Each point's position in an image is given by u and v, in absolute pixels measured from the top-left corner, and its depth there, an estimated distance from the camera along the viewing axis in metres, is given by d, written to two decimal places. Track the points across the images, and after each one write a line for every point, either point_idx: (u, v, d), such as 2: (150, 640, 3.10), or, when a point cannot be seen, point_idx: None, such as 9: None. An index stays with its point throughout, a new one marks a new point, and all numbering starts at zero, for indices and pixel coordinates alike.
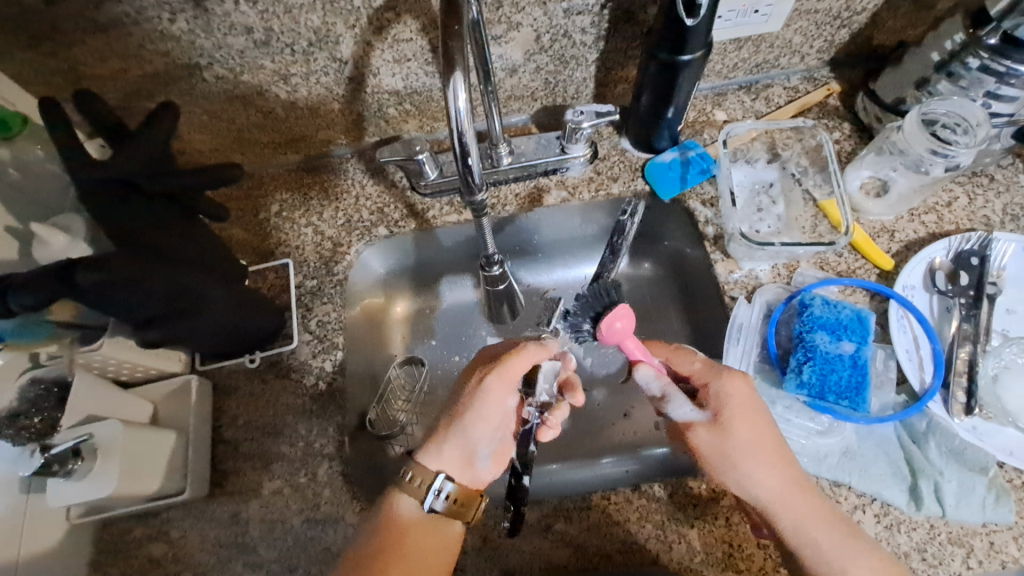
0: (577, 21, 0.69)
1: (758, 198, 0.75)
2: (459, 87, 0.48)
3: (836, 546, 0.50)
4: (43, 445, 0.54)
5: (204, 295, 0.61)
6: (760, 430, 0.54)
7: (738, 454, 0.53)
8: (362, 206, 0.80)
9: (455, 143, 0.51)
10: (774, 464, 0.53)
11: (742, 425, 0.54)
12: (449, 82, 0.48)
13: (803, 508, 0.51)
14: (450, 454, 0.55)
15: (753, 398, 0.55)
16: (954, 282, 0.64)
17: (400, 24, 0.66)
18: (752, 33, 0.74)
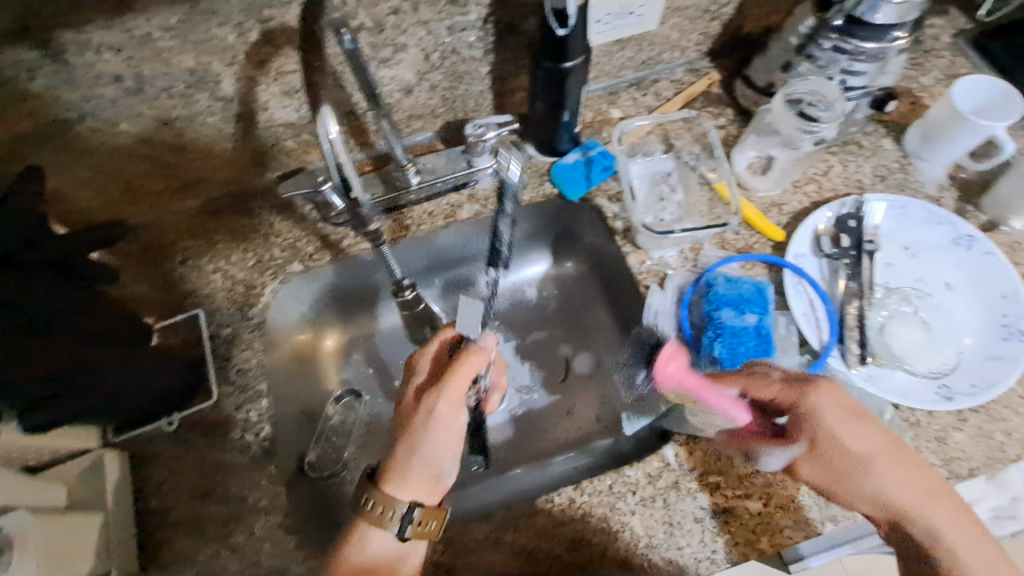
0: (462, 38, 0.69)
1: (659, 188, 0.79)
2: (328, 122, 0.46)
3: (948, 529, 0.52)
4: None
5: (101, 367, 0.58)
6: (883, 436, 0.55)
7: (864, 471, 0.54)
8: (273, 244, 0.78)
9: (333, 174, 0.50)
10: (861, 463, 0.54)
11: (858, 438, 0.55)
12: (317, 116, 0.46)
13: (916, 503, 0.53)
14: (421, 479, 0.55)
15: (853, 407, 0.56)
16: (838, 245, 0.70)
17: (281, 56, 0.64)
18: (631, 33, 0.78)
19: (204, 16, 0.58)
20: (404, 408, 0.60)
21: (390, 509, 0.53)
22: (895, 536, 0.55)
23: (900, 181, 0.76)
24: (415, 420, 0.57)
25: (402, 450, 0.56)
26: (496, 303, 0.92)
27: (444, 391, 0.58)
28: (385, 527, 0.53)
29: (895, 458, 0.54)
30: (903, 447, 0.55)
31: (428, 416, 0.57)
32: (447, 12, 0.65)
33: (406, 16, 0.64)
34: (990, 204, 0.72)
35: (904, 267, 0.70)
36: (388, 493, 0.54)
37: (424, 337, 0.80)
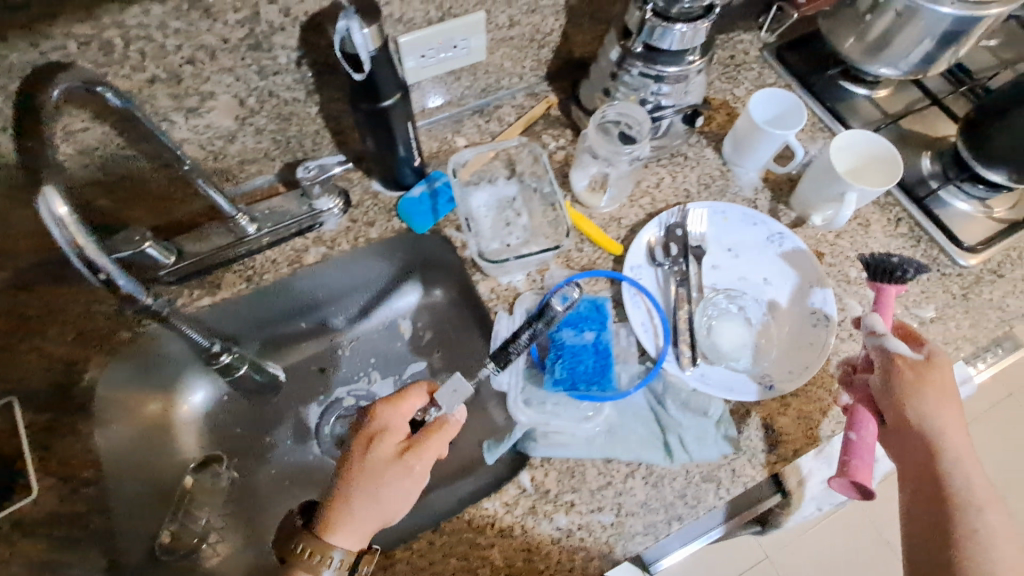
0: (278, 81, 0.67)
1: (505, 213, 0.80)
2: (51, 200, 0.49)
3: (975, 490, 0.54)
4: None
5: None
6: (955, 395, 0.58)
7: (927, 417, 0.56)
8: (93, 314, 0.71)
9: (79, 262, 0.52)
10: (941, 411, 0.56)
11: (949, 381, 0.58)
12: (42, 197, 0.49)
13: (953, 467, 0.56)
14: (370, 529, 0.58)
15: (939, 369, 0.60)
16: (669, 254, 0.75)
17: (65, 116, 0.59)
18: (460, 64, 0.79)
19: None
20: (377, 453, 0.59)
21: (325, 553, 0.56)
22: (922, 475, 0.56)
23: (722, 187, 0.82)
24: (389, 472, 0.58)
25: (367, 501, 0.57)
26: (368, 340, 0.93)
27: (416, 455, 0.59)
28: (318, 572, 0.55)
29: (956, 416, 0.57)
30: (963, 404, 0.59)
31: (405, 476, 0.58)
32: (253, 58, 0.63)
33: (205, 65, 0.61)
34: (796, 202, 0.79)
35: (729, 268, 0.76)
36: (333, 540, 0.56)
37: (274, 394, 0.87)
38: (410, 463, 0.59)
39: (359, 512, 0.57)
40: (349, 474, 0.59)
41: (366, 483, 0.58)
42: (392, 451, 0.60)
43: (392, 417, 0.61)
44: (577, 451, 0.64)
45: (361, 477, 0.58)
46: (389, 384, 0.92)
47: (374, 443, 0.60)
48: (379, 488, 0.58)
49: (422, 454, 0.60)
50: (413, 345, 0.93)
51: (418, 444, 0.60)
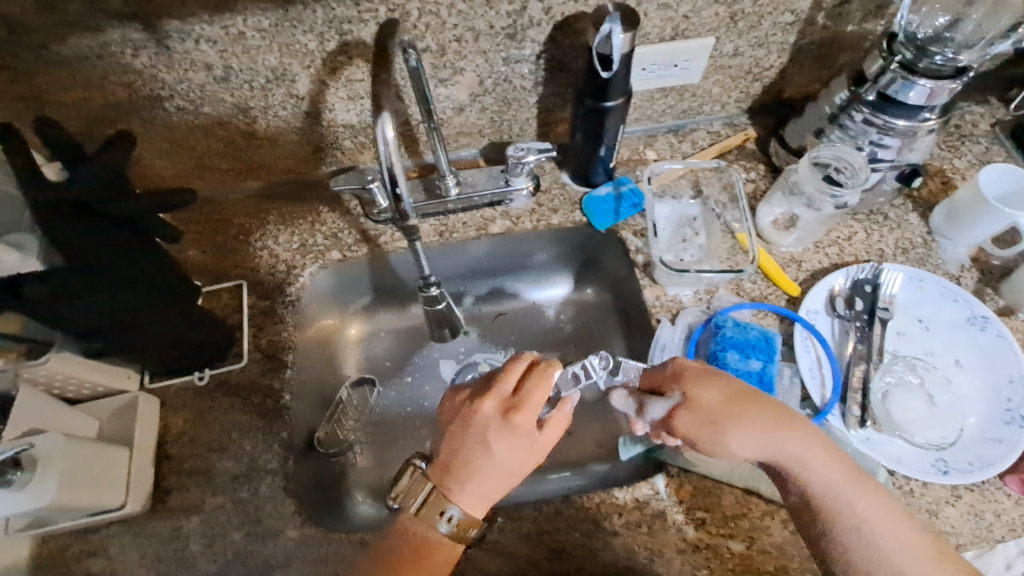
0: (516, 69, 0.75)
1: (683, 230, 0.82)
2: (387, 126, 0.55)
3: (840, 477, 0.55)
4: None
5: (142, 316, 0.66)
6: (726, 393, 0.57)
7: (723, 418, 0.56)
8: (317, 231, 0.85)
9: (384, 170, 0.59)
10: (752, 428, 0.56)
11: (716, 398, 0.57)
12: (378, 120, 0.55)
13: (776, 450, 0.56)
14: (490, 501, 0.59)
15: (712, 369, 0.59)
16: (851, 307, 0.72)
17: (353, 66, 0.71)
18: (674, 83, 0.82)
19: (293, 23, 0.64)
20: (512, 438, 0.58)
21: (449, 517, 0.57)
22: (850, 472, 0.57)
23: (920, 255, 0.78)
24: (522, 458, 0.59)
25: (499, 480, 0.58)
26: (512, 318, 0.99)
27: (542, 446, 0.60)
28: (435, 525, 0.57)
29: (748, 417, 0.56)
30: (766, 406, 0.57)
31: (530, 462, 0.60)
32: (505, 45, 0.72)
33: (467, 44, 0.71)
34: (1009, 289, 0.73)
35: (915, 339, 0.72)
36: (456, 501, 0.57)
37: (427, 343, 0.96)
38: (535, 452, 0.60)
39: (485, 482, 0.58)
40: (476, 447, 0.58)
41: (497, 469, 0.58)
42: (528, 438, 0.59)
43: (529, 414, 0.58)
44: (717, 472, 0.64)
45: (492, 456, 0.57)
46: None
47: (512, 427, 0.58)
48: (508, 467, 0.58)
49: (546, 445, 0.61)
50: (553, 334, 0.97)
51: (546, 436, 0.60)
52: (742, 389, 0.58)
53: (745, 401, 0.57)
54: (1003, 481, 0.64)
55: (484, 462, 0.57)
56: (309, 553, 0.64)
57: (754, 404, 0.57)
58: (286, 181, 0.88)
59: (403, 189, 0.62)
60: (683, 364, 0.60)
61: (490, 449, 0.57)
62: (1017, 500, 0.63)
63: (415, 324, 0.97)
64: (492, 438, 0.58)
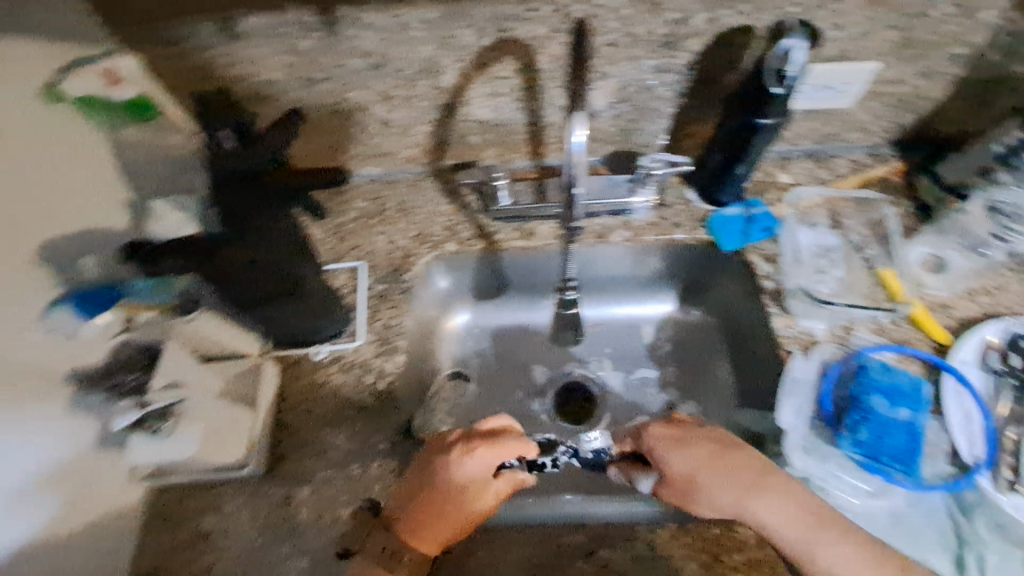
0: (662, 78, 0.74)
1: (819, 260, 0.77)
2: (578, 125, 0.49)
3: (801, 528, 0.57)
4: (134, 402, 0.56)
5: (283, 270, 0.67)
6: (697, 454, 0.62)
7: (693, 480, 0.60)
8: (435, 222, 0.86)
9: (565, 171, 0.54)
10: (711, 485, 0.60)
11: (682, 464, 0.61)
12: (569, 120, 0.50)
13: (733, 510, 0.59)
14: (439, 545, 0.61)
15: (684, 431, 0.64)
16: (1006, 362, 0.65)
17: (501, 63, 0.71)
18: (822, 105, 0.78)
19: (457, 17, 0.65)
20: (475, 502, 0.62)
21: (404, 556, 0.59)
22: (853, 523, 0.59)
23: None
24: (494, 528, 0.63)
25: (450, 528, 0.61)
26: (609, 331, 0.96)
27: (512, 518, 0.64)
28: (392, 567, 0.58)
29: (713, 473, 0.60)
30: (744, 463, 0.61)
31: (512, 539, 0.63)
32: (659, 54, 0.70)
33: (620, 50, 0.70)
34: None
35: None
36: (411, 542, 0.60)
37: (521, 344, 0.96)
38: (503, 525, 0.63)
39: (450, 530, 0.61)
40: (433, 496, 0.61)
41: (453, 515, 0.61)
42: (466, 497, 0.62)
43: (478, 461, 0.63)
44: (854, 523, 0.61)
45: (443, 509, 0.61)
46: (616, 378, 0.93)
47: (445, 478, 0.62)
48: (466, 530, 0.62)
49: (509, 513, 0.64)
50: (651, 352, 0.94)
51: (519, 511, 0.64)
52: (711, 445, 0.62)
53: (729, 460, 0.61)
54: None
55: (441, 508, 0.61)
56: None
57: (719, 468, 0.60)
58: (408, 170, 0.90)
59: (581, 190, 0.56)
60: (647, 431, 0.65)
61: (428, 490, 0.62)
62: None
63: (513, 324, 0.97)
64: (440, 477, 0.62)
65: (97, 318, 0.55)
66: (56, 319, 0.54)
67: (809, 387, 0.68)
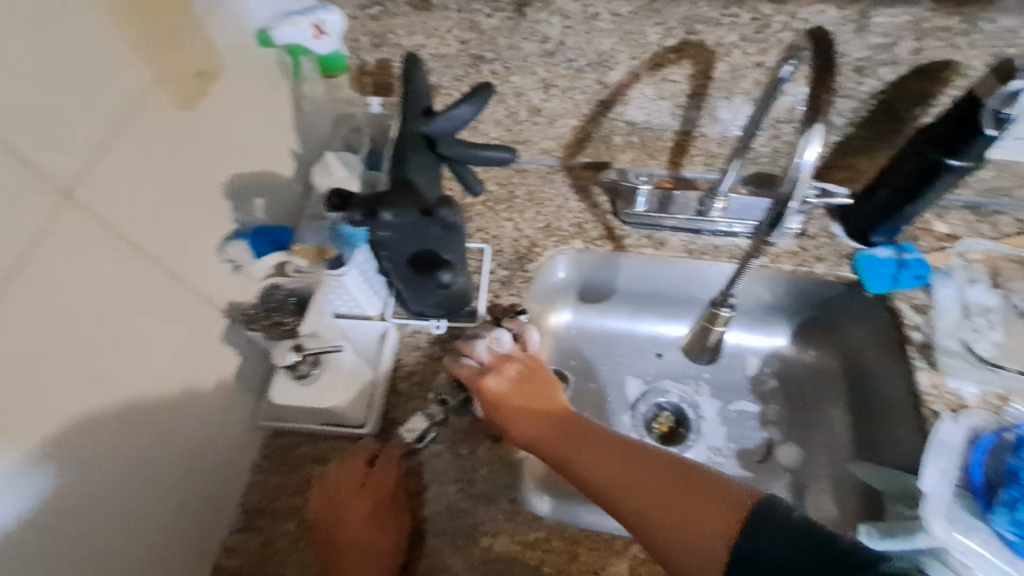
0: (839, 103, 0.70)
1: (974, 319, 0.71)
2: (814, 138, 0.49)
3: (607, 464, 0.56)
4: (293, 341, 0.62)
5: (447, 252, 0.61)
6: (502, 385, 0.66)
7: (500, 406, 0.64)
8: (563, 216, 0.85)
9: (785, 183, 0.53)
10: (519, 411, 0.64)
11: (502, 388, 0.65)
12: (804, 133, 0.49)
13: (553, 439, 0.61)
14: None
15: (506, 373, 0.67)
16: None
17: (676, 66, 0.70)
18: (1004, 157, 0.74)
19: (650, 14, 0.65)
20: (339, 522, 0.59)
21: None
22: (612, 454, 0.57)
23: None
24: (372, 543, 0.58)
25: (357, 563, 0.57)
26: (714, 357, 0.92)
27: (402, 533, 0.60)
28: None
29: (529, 404, 0.64)
30: (527, 394, 0.65)
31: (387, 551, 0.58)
32: (846, 78, 0.67)
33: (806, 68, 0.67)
34: None
35: None
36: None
37: (624, 355, 0.94)
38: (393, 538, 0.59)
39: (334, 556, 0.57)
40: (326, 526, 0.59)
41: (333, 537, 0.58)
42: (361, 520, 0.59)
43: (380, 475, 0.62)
44: None
45: (332, 536, 0.58)
46: (715, 407, 0.89)
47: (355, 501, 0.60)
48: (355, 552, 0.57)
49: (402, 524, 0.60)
50: (755, 385, 0.90)
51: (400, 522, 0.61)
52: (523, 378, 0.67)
53: (520, 393, 0.65)
54: None
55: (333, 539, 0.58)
56: (518, 534, 0.61)
57: (538, 402, 0.64)
58: (542, 162, 0.90)
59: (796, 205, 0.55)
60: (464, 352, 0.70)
61: (331, 516, 0.59)
62: None
63: (615, 332, 0.95)
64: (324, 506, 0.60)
65: (265, 261, 0.60)
66: (234, 251, 0.58)
67: (960, 452, 0.62)
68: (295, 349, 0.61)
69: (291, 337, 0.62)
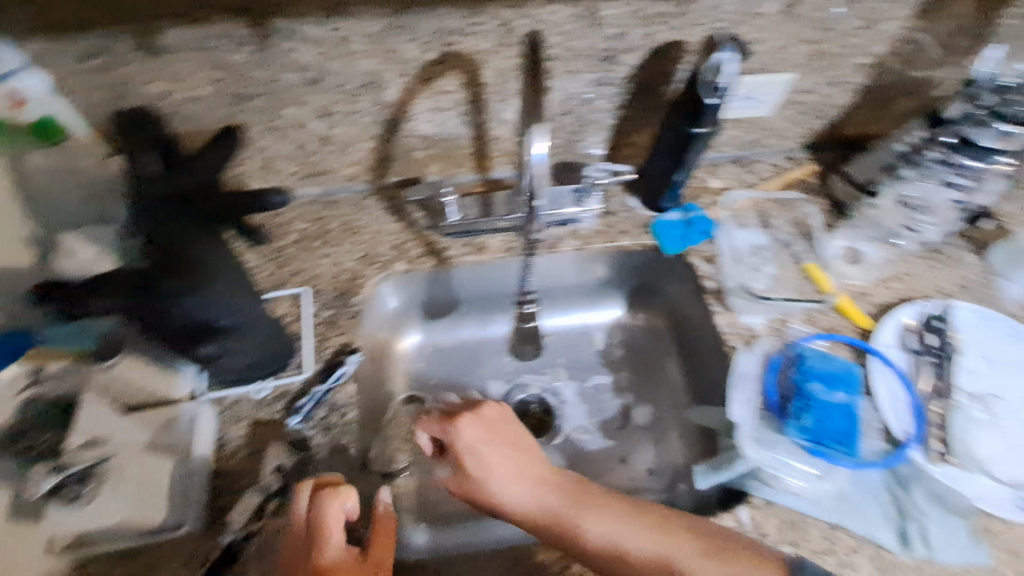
0: (603, 90, 0.76)
1: (754, 258, 0.82)
2: (540, 137, 0.55)
3: (609, 520, 0.58)
4: (53, 463, 0.57)
5: (221, 318, 0.61)
6: (473, 433, 0.65)
7: (479, 455, 0.64)
8: (380, 241, 0.83)
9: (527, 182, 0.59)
10: (496, 468, 0.63)
11: (477, 435, 0.65)
12: (529, 133, 0.55)
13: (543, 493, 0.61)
14: None
15: (493, 427, 0.66)
16: (923, 342, 0.73)
17: (446, 76, 0.70)
18: (748, 115, 0.83)
19: (398, 31, 0.64)
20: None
21: None
22: (609, 506, 0.59)
23: (981, 293, 0.78)
24: None
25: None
26: (562, 339, 0.97)
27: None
28: None
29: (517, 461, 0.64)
30: (523, 455, 0.64)
31: None
32: (600, 67, 0.72)
33: (564, 63, 0.71)
34: None
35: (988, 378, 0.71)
36: None
37: (484, 360, 0.94)
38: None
39: None
40: None
41: None
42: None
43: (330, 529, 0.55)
44: (805, 507, 0.62)
45: None
46: (573, 388, 0.93)
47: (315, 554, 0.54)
48: None
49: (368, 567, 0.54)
50: (603, 359, 0.96)
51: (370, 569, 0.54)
52: (517, 429, 0.67)
53: (512, 448, 0.65)
54: None
55: None
56: None
57: (509, 447, 0.65)
58: (350, 189, 0.86)
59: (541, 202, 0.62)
60: (476, 409, 0.68)
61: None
62: None
63: (467, 340, 0.94)
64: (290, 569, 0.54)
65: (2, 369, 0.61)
66: None
67: (756, 377, 0.71)
68: (55, 471, 0.57)
69: (53, 457, 0.58)
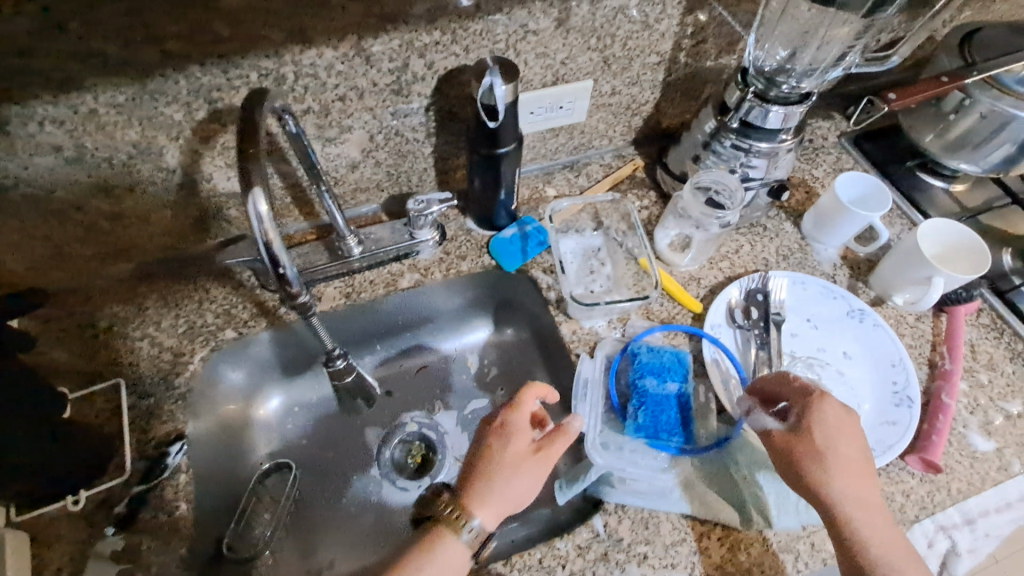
0: (405, 122, 0.74)
1: (590, 262, 0.85)
2: (259, 201, 0.50)
3: (863, 491, 0.58)
4: None
5: None
6: (833, 411, 0.60)
7: (838, 452, 0.58)
8: (206, 311, 0.78)
9: (263, 250, 0.53)
10: (844, 452, 0.59)
11: (833, 414, 0.60)
12: (249, 196, 0.51)
13: (850, 465, 0.58)
14: (501, 505, 0.59)
15: (831, 407, 0.60)
16: (748, 317, 0.77)
17: (227, 133, 0.67)
18: (561, 123, 0.84)
19: (153, 95, 0.60)
20: (507, 452, 0.61)
21: (467, 522, 0.57)
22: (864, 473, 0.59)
23: (799, 258, 0.84)
24: (523, 466, 0.60)
25: (488, 509, 0.58)
26: (433, 372, 0.90)
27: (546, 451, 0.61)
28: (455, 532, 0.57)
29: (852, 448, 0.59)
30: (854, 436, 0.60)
31: (535, 472, 0.60)
32: (391, 100, 0.71)
33: (352, 103, 0.69)
34: (876, 281, 0.80)
35: (808, 338, 0.77)
36: (475, 511, 0.58)
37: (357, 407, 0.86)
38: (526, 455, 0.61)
39: (484, 484, 0.59)
40: (485, 464, 0.60)
41: (504, 476, 0.59)
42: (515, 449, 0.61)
43: (521, 414, 0.63)
44: (653, 502, 0.64)
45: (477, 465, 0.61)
46: (452, 418, 0.88)
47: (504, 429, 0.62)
48: (515, 480, 0.60)
49: (545, 451, 0.61)
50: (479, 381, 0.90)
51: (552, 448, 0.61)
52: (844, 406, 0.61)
53: (849, 433, 0.60)
54: (905, 461, 0.68)
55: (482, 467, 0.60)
56: None
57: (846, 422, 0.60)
58: (167, 258, 0.80)
59: (292, 270, 0.56)
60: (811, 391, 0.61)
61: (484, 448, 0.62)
62: (920, 478, 0.68)
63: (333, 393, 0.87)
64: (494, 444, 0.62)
65: None
66: None
67: (597, 382, 0.73)
68: None
69: None
